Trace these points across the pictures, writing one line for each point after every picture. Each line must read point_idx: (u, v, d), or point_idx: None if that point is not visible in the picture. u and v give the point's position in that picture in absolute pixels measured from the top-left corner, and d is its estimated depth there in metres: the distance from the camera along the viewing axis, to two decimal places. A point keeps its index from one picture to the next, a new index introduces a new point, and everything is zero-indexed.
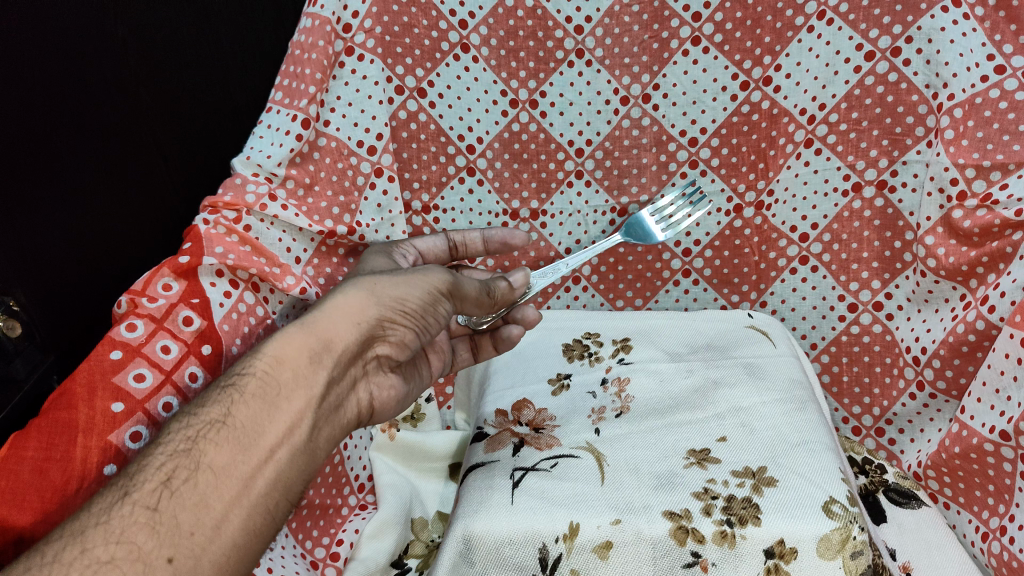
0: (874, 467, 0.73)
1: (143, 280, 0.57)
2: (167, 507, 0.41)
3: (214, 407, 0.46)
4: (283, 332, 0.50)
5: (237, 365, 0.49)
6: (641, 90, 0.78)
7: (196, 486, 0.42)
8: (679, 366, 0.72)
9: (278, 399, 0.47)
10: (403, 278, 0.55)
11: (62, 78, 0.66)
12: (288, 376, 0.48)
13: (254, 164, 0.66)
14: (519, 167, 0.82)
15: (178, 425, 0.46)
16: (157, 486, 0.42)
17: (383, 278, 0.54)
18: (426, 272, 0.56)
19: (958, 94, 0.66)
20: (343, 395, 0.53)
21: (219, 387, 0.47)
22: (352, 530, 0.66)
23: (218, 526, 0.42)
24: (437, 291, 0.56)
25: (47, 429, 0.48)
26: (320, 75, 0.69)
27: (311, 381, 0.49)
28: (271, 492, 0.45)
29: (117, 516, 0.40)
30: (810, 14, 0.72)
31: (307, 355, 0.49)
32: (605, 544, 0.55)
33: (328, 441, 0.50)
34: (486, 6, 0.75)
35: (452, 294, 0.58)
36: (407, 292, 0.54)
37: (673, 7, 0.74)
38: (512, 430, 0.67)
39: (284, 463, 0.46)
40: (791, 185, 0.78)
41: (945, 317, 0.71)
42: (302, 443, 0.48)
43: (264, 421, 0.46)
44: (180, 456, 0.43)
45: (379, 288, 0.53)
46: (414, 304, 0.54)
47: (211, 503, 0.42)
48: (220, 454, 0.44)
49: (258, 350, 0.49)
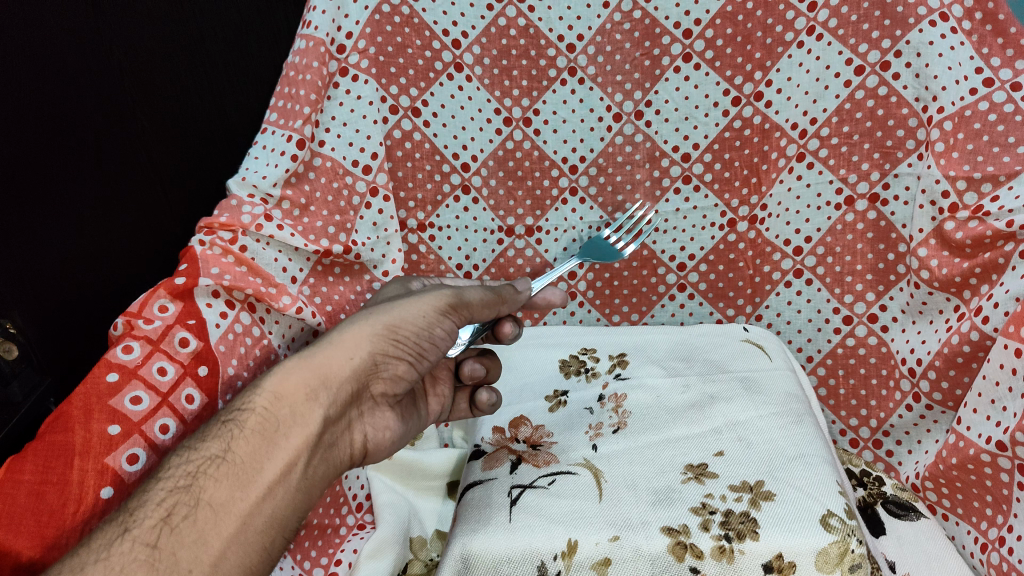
0: (872, 479, 0.74)
1: (140, 301, 0.56)
2: (166, 544, 0.41)
3: (215, 442, 0.47)
4: (281, 368, 0.51)
5: (237, 400, 0.50)
6: (634, 107, 0.79)
7: (195, 522, 0.43)
8: (677, 381, 0.72)
9: (277, 435, 0.48)
10: (402, 305, 0.57)
11: (59, 99, 0.67)
12: (288, 412, 0.49)
13: (250, 186, 0.66)
14: (514, 184, 0.82)
15: (178, 459, 0.46)
16: (157, 523, 0.42)
17: (381, 309, 0.56)
18: (428, 293, 0.59)
19: (948, 107, 0.67)
20: (337, 433, 0.54)
21: (220, 422, 0.48)
22: (351, 550, 0.67)
23: (215, 564, 0.43)
24: (436, 312, 0.58)
25: (44, 453, 0.48)
26: (315, 96, 0.69)
27: (309, 419, 0.50)
28: (267, 530, 0.46)
29: (116, 553, 0.40)
30: (799, 30, 0.73)
31: (305, 393, 0.50)
32: (604, 561, 0.55)
33: (323, 479, 0.52)
34: (478, 26, 0.76)
35: (455, 313, 0.59)
36: (407, 315, 0.56)
37: (663, 24, 0.76)
38: (510, 448, 0.67)
39: (281, 499, 0.47)
40: (784, 199, 0.79)
41: (940, 329, 0.71)
42: (298, 482, 0.49)
43: (262, 458, 0.47)
44: (180, 492, 0.44)
45: (378, 314, 0.56)
46: (411, 330, 0.56)
47: (208, 540, 0.43)
48: (219, 491, 0.45)
49: (257, 386, 0.50)
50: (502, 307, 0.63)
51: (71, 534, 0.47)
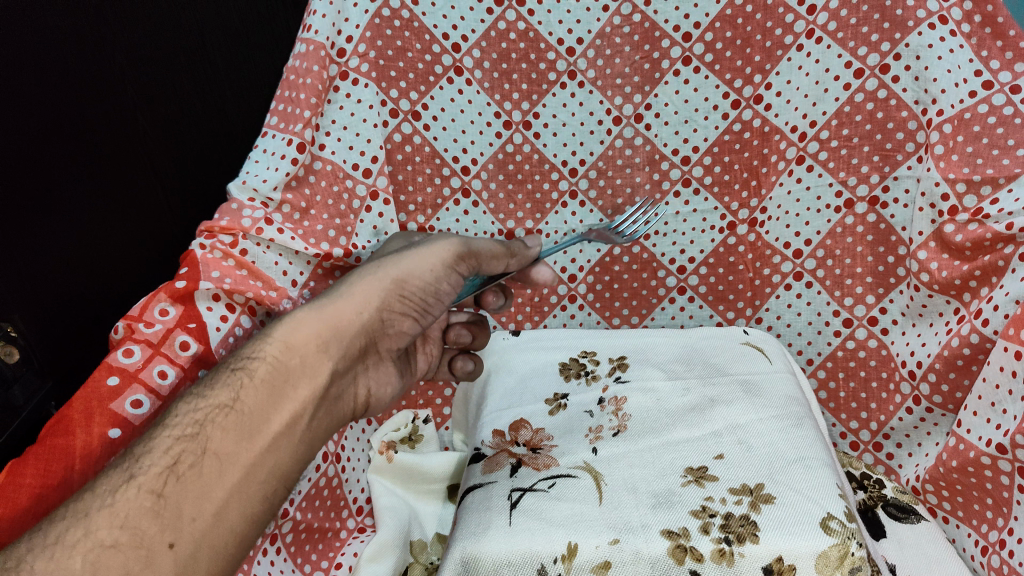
0: (872, 482, 0.74)
1: (140, 305, 0.57)
2: (171, 494, 0.40)
3: (223, 391, 0.46)
4: (294, 317, 0.51)
5: (246, 348, 0.49)
6: (633, 110, 0.79)
7: (201, 473, 0.42)
8: (676, 384, 0.72)
9: (286, 384, 0.48)
10: (413, 257, 0.57)
11: (60, 104, 0.67)
12: (299, 361, 0.49)
13: (251, 189, 0.66)
14: (514, 188, 0.82)
15: (185, 407, 0.45)
16: (162, 471, 0.41)
17: (391, 261, 0.56)
18: (434, 244, 0.59)
19: (947, 110, 0.67)
20: (342, 386, 0.54)
21: (229, 371, 0.47)
22: (351, 553, 0.67)
23: (218, 516, 0.42)
24: (447, 264, 0.58)
25: (45, 456, 0.48)
26: (315, 100, 0.69)
27: (318, 370, 0.50)
28: (270, 482, 0.46)
29: (121, 499, 0.39)
30: (798, 33, 0.73)
31: (317, 343, 0.50)
32: (603, 564, 0.55)
33: (325, 431, 0.52)
34: (478, 30, 0.76)
35: (463, 263, 0.59)
36: (416, 269, 0.56)
37: (663, 28, 0.76)
38: (510, 451, 0.67)
39: (286, 450, 0.47)
40: (783, 202, 0.79)
41: (940, 331, 0.71)
42: (302, 434, 0.49)
43: (271, 409, 0.47)
44: (187, 440, 0.43)
45: (387, 268, 0.56)
46: (418, 285, 0.56)
47: (212, 492, 0.42)
48: (226, 440, 0.44)
49: (268, 334, 0.49)
50: (512, 261, 0.63)
51: None
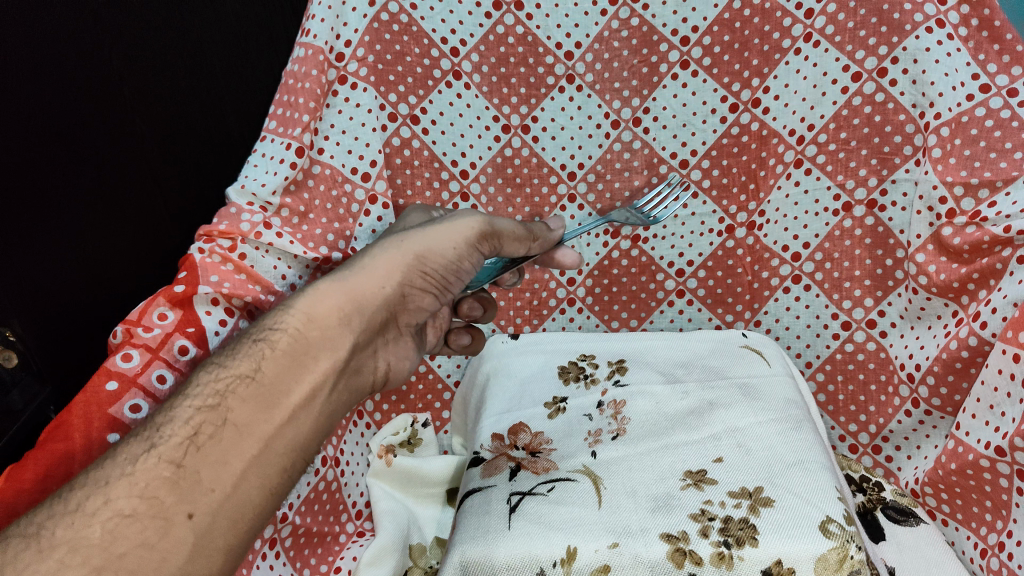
0: (872, 484, 0.74)
1: (139, 309, 0.57)
2: (190, 463, 0.42)
3: (244, 361, 0.47)
4: (314, 290, 0.52)
5: (268, 320, 0.50)
6: (632, 114, 0.79)
7: (219, 443, 0.44)
8: (675, 387, 0.72)
9: (304, 357, 0.49)
10: (431, 234, 0.58)
11: (57, 108, 0.67)
12: (319, 334, 0.50)
13: (249, 194, 0.66)
14: (513, 191, 0.82)
15: (206, 377, 0.47)
16: (182, 442, 0.43)
17: (411, 236, 0.57)
18: (456, 220, 0.59)
19: (945, 113, 0.67)
20: (361, 360, 0.55)
21: (251, 342, 0.49)
22: (350, 558, 0.67)
23: (236, 484, 0.44)
24: (468, 242, 0.59)
25: (44, 461, 0.48)
26: (314, 105, 0.69)
27: (338, 344, 0.51)
28: (289, 452, 0.47)
29: (141, 468, 0.41)
30: (796, 37, 0.73)
31: (337, 317, 0.51)
32: (602, 568, 0.56)
33: (343, 404, 0.53)
34: (476, 34, 0.77)
35: (485, 241, 0.60)
36: (436, 247, 0.57)
37: (661, 32, 0.76)
38: (509, 454, 0.67)
39: (304, 424, 0.48)
40: (782, 205, 0.79)
41: (939, 334, 0.71)
42: (320, 406, 0.50)
43: (289, 382, 0.48)
44: (208, 411, 0.45)
45: (408, 243, 0.57)
46: (439, 263, 0.58)
47: (229, 461, 0.44)
48: (244, 411, 0.46)
49: (289, 306, 0.51)
50: (532, 245, 0.64)
51: None
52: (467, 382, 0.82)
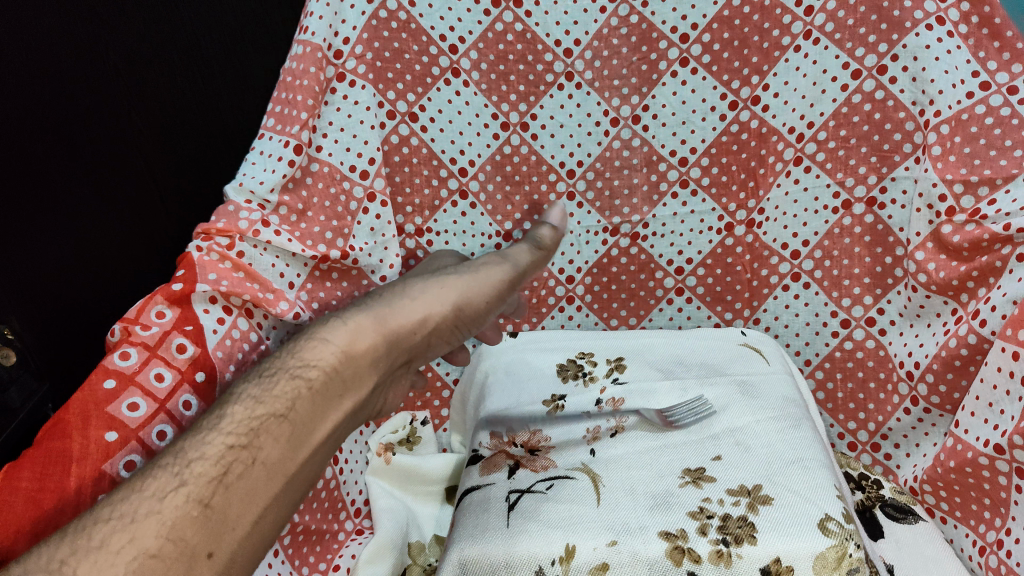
0: (870, 482, 0.74)
1: (137, 307, 0.57)
2: (221, 501, 0.45)
3: (279, 402, 0.51)
4: (356, 332, 0.57)
5: (303, 358, 0.54)
6: (631, 111, 0.79)
7: (250, 481, 0.47)
8: (674, 385, 0.72)
9: (334, 395, 0.54)
10: (470, 281, 0.65)
11: (55, 104, 0.68)
12: (349, 376, 0.55)
13: (247, 192, 0.66)
14: (511, 189, 0.82)
15: (237, 413, 0.49)
16: (216, 480, 0.45)
17: (450, 283, 0.64)
18: (490, 267, 0.68)
19: (944, 111, 0.67)
20: (374, 396, 0.60)
21: (286, 380, 0.52)
22: (349, 555, 0.67)
23: (258, 519, 0.47)
24: (502, 286, 0.68)
25: (41, 460, 0.48)
26: (312, 102, 0.69)
27: (363, 383, 0.57)
28: (302, 485, 0.52)
29: (175, 506, 0.43)
30: (796, 34, 0.73)
31: (370, 360, 0.57)
32: (601, 566, 0.55)
33: (344, 437, 0.58)
34: (475, 31, 0.76)
35: (512, 283, 0.69)
36: (478, 293, 0.65)
37: (660, 29, 0.76)
38: (507, 452, 0.68)
39: (319, 458, 0.53)
40: (781, 203, 0.79)
41: (938, 332, 0.71)
42: (331, 441, 0.55)
43: (316, 421, 0.52)
44: (240, 449, 0.48)
45: (454, 289, 0.64)
46: (474, 307, 0.66)
47: (257, 498, 0.47)
48: (275, 451, 0.49)
49: (331, 347, 0.55)
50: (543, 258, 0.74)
51: None
52: (467, 380, 0.81)
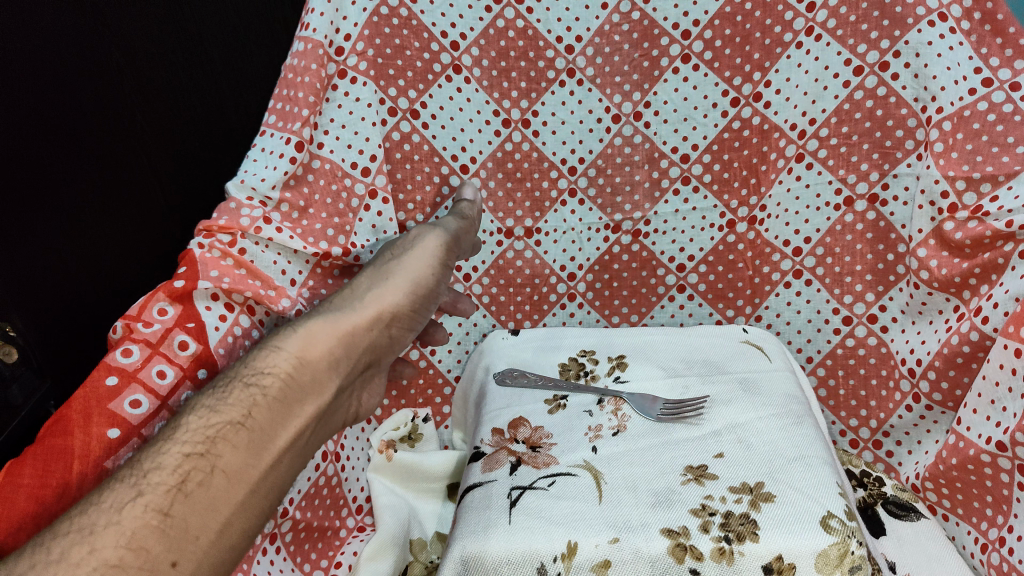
0: (872, 480, 0.74)
1: (139, 304, 0.57)
2: (178, 511, 0.45)
3: (235, 408, 0.50)
4: (307, 332, 0.55)
5: (258, 363, 0.53)
6: (633, 108, 0.79)
7: (208, 489, 0.46)
8: (675, 382, 0.72)
9: (295, 400, 0.53)
10: (409, 267, 0.65)
11: (59, 101, 0.67)
12: (309, 378, 0.54)
13: (249, 188, 0.65)
14: (513, 186, 0.82)
15: (195, 423, 0.49)
16: (171, 489, 0.45)
17: (395, 273, 0.63)
18: (425, 248, 0.67)
19: (947, 107, 0.67)
20: (342, 399, 0.59)
21: (242, 387, 0.51)
22: (351, 553, 0.68)
23: (222, 528, 0.47)
24: (438, 269, 0.67)
25: (43, 456, 0.48)
26: (314, 99, 0.69)
27: (326, 386, 0.55)
28: (270, 494, 0.51)
29: (129, 517, 0.43)
30: (797, 30, 0.73)
31: (329, 360, 0.56)
32: (603, 563, 0.55)
33: (317, 443, 0.57)
34: (477, 28, 0.76)
35: (450, 260, 0.69)
36: (418, 277, 0.64)
37: (662, 26, 0.76)
38: (509, 449, 0.67)
39: (287, 465, 0.52)
40: (783, 200, 0.79)
41: (940, 329, 0.71)
42: (300, 447, 0.54)
43: (278, 427, 0.51)
44: (197, 458, 0.47)
45: (395, 279, 0.63)
46: (422, 293, 0.65)
47: (218, 507, 0.47)
48: (235, 458, 0.48)
49: (283, 349, 0.54)
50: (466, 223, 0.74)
51: None
52: (467, 377, 0.82)
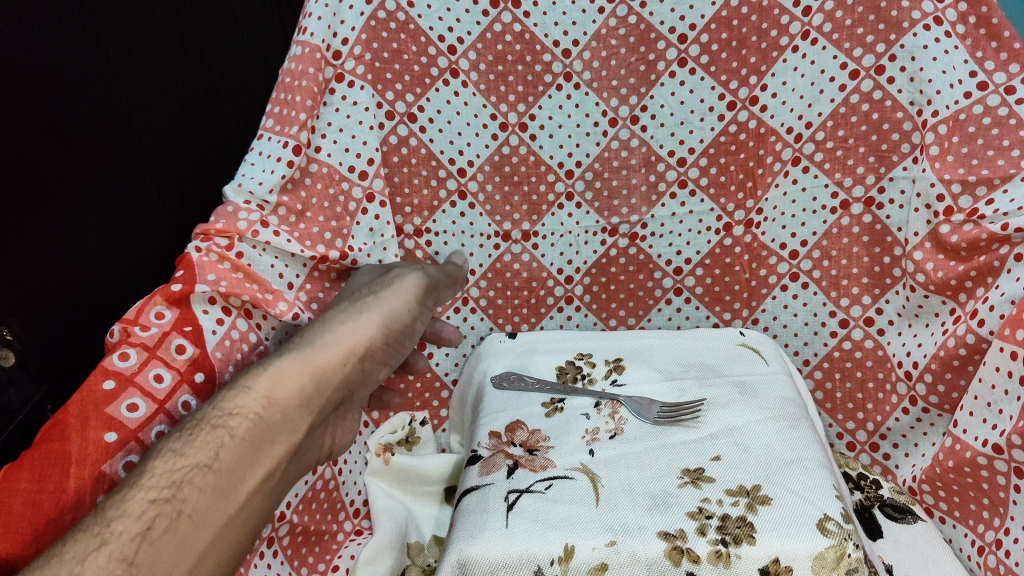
0: (869, 482, 0.74)
1: (136, 308, 0.57)
2: (144, 558, 0.44)
3: (203, 449, 0.49)
4: (278, 370, 0.55)
5: (227, 403, 0.52)
6: (629, 112, 0.79)
7: (174, 534, 0.46)
8: (673, 385, 0.72)
9: (266, 440, 0.52)
10: (381, 305, 0.65)
11: (55, 108, 0.67)
12: (279, 417, 0.54)
13: (246, 192, 0.66)
14: (510, 190, 0.82)
15: (161, 465, 0.48)
16: (136, 536, 0.44)
17: (365, 311, 0.63)
18: (399, 286, 0.67)
19: (942, 111, 0.67)
20: (312, 437, 0.59)
21: (210, 428, 0.50)
22: (348, 556, 0.67)
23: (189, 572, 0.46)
24: (412, 307, 0.67)
25: (40, 461, 0.48)
26: (311, 103, 0.69)
27: (297, 424, 0.55)
28: (238, 537, 0.50)
29: (92, 567, 0.42)
30: (793, 34, 0.73)
31: (299, 399, 0.55)
32: (599, 566, 0.55)
33: (287, 482, 0.56)
34: (474, 32, 0.76)
35: (427, 299, 0.69)
36: (391, 315, 0.65)
37: (658, 30, 0.76)
38: (506, 452, 0.67)
39: (256, 506, 0.52)
40: (780, 203, 0.79)
41: (936, 332, 0.71)
42: (270, 487, 0.53)
43: (247, 468, 0.51)
44: (163, 502, 0.46)
45: (365, 318, 0.63)
46: (394, 331, 0.65)
47: (185, 552, 0.46)
48: (202, 501, 0.48)
49: (252, 389, 0.53)
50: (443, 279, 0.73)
51: None
52: (465, 380, 0.82)
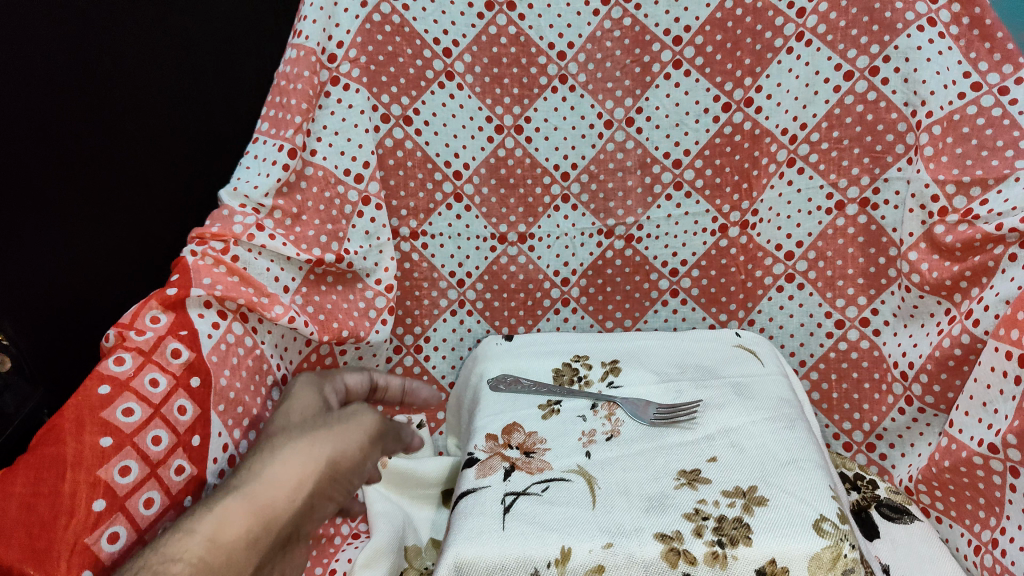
0: (866, 483, 0.74)
1: (131, 312, 0.56)
2: None
3: None
4: (220, 508, 0.48)
5: (162, 543, 0.45)
6: (625, 114, 0.79)
7: None
8: (669, 386, 0.72)
9: None
10: (337, 433, 0.58)
11: (48, 109, 0.66)
12: (222, 559, 0.46)
13: (241, 196, 0.67)
14: (506, 192, 0.82)
15: None
16: None
17: (319, 439, 0.56)
18: (356, 419, 0.60)
19: (936, 112, 0.67)
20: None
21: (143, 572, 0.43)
22: (345, 559, 0.67)
23: None
24: (371, 437, 0.60)
25: (35, 465, 0.46)
26: (306, 106, 0.69)
27: (240, 567, 0.47)
28: None
29: None
30: (788, 36, 0.73)
31: (246, 539, 0.48)
32: (596, 569, 0.55)
33: None
34: (469, 34, 0.77)
35: (382, 434, 0.62)
36: (345, 448, 0.57)
37: (653, 32, 0.76)
38: (503, 455, 0.67)
39: None
40: (775, 204, 0.79)
41: (932, 332, 0.71)
42: None
43: None
44: None
45: (317, 449, 0.55)
46: (348, 464, 0.57)
47: None
48: None
49: (190, 529, 0.46)
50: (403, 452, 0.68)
51: (63, 551, 0.44)
52: (462, 383, 0.82)
